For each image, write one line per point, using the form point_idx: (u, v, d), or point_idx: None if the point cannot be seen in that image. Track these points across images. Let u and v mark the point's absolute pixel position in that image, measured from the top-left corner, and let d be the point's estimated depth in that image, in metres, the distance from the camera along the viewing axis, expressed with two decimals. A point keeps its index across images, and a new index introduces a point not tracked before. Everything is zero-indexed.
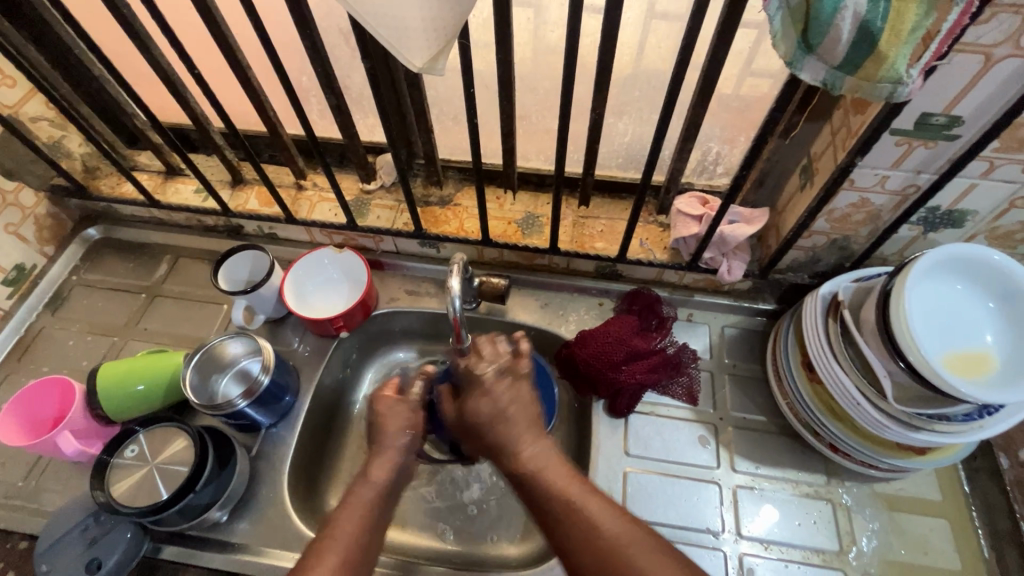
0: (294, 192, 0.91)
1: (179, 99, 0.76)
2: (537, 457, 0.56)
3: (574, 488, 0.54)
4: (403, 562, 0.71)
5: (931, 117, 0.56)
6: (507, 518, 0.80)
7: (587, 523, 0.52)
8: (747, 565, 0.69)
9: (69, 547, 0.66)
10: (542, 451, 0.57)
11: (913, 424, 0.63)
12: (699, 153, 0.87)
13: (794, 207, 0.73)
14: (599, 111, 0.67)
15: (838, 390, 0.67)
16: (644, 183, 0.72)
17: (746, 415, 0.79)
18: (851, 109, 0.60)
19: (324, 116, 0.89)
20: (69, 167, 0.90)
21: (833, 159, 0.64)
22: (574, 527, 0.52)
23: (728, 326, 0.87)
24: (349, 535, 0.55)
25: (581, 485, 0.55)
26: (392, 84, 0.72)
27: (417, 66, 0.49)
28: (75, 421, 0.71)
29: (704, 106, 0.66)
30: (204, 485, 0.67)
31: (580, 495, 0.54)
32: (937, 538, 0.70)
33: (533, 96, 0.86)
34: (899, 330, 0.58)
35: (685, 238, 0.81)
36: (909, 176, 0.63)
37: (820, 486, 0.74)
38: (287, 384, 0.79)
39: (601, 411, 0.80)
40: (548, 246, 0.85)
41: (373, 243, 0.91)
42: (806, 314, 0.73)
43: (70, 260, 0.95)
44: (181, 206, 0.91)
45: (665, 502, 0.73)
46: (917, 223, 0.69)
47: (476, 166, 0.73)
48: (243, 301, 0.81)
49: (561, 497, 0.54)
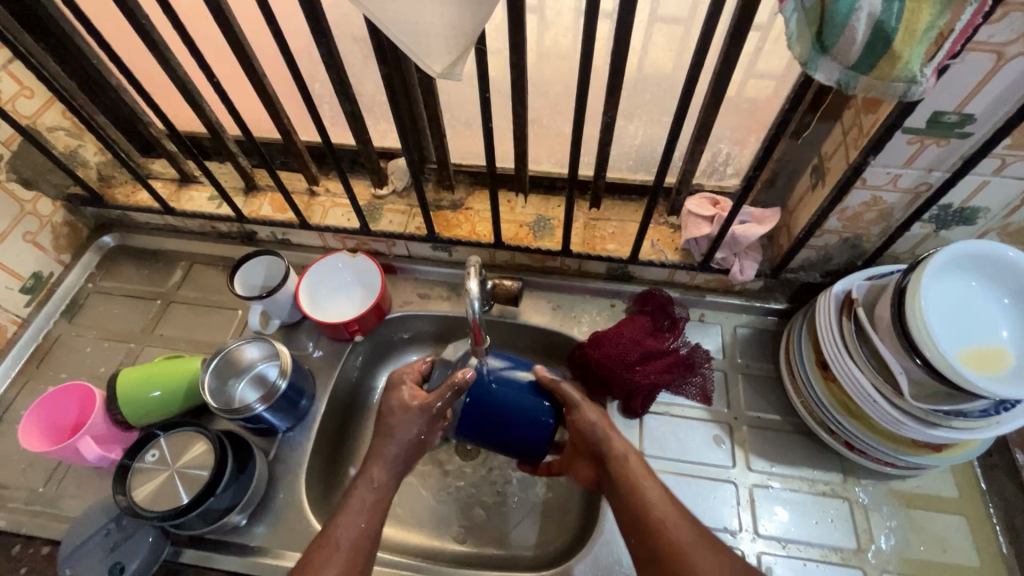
0: (307, 198, 0.92)
1: (196, 108, 0.77)
2: (627, 460, 0.63)
3: (652, 490, 0.60)
4: (421, 564, 0.71)
5: (944, 115, 0.56)
6: (523, 519, 0.80)
7: (659, 527, 0.57)
8: (765, 564, 0.69)
9: (91, 551, 0.66)
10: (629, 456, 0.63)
11: (930, 421, 0.63)
12: (709, 155, 0.87)
13: (806, 206, 0.74)
14: (611, 114, 0.68)
15: (853, 388, 0.67)
16: (656, 185, 0.72)
17: (761, 414, 0.79)
18: (862, 108, 0.61)
19: (336, 122, 0.90)
20: (85, 176, 0.91)
21: (845, 158, 0.65)
22: (646, 528, 0.58)
23: (740, 325, 0.87)
24: (350, 538, 0.57)
25: (659, 491, 0.60)
26: (406, 89, 0.73)
27: (435, 71, 0.50)
28: (96, 426, 0.72)
29: (715, 107, 0.67)
30: (224, 488, 0.67)
31: (654, 496, 0.60)
32: (955, 535, 0.70)
33: (546, 97, 0.87)
34: (916, 327, 0.59)
35: (697, 239, 0.81)
36: (921, 174, 0.63)
37: (836, 484, 0.74)
38: (304, 388, 0.80)
39: (616, 411, 0.81)
40: (560, 248, 0.85)
41: (385, 247, 0.92)
42: (819, 313, 0.73)
43: (86, 268, 0.96)
44: (196, 213, 0.92)
45: (682, 502, 0.73)
46: (929, 221, 0.69)
47: (490, 170, 0.74)
48: (259, 307, 0.83)
49: (639, 498, 0.60)
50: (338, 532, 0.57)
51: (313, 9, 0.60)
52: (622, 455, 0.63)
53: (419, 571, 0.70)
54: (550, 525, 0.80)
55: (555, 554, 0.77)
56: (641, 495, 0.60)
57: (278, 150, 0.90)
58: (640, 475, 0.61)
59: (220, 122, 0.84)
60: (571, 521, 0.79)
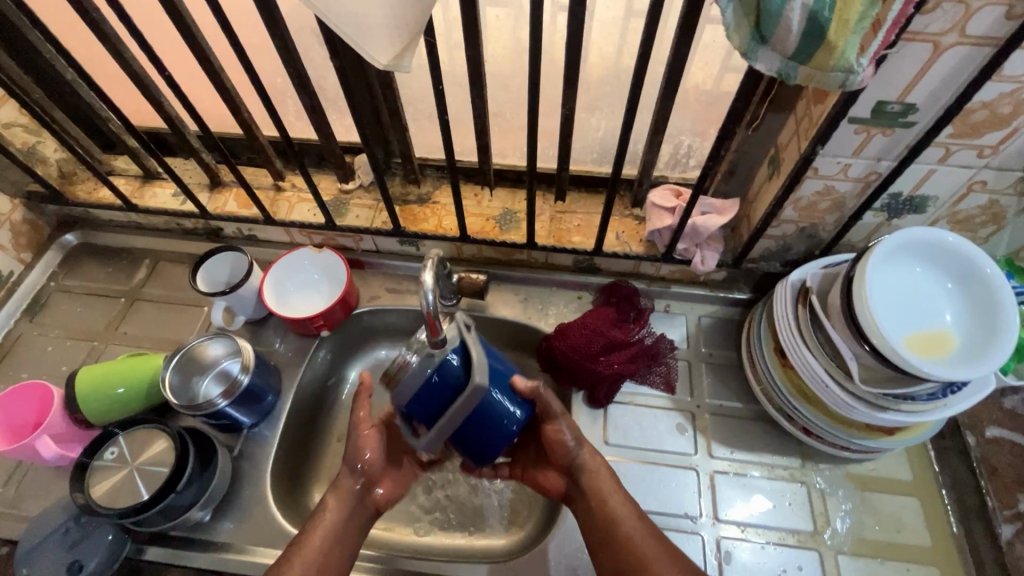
0: (273, 194, 0.91)
1: (154, 103, 0.76)
2: (598, 476, 0.66)
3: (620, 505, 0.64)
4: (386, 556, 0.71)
5: (887, 105, 0.57)
6: (491, 511, 0.81)
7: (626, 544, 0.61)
8: (725, 548, 0.70)
9: (51, 549, 0.66)
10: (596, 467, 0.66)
11: (880, 404, 0.65)
12: (671, 147, 0.89)
13: (763, 196, 0.75)
14: (569, 106, 0.68)
15: (807, 374, 0.69)
16: (615, 176, 0.73)
17: (724, 402, 0.81)
18: (812, 99, 0.62)
19: (301, 117, 0.90)
20: (44, 173, 0.89)
21: (797, 148, 0.66)
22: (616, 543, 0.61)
23: (705, 315, 0.88)
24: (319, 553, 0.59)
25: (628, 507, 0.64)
26: (366, 83, 0.73)
27: (383, 63, 0.50)
28: (53, 425, 0.71)
29: (671, 99, 0.67)
30: (185, 486, 0.67)
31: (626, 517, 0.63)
32: (909, 516, 0.72)
33: (507, 92, 0.87)
34: (862, 313, 0.60)
35: (660, 230, 0.82)
36: (870, 163, 0.64)
37: (795, 468, 0.75)
38: (269, 384, 0.79)
39: (581, 401, 0.81)
40: (525, 240, 0.86)
41: (352, 242, 0.92)
42: (776, 301, 0.74)
43: (48, 267, 0.95)
44: (159, 209, 0.91)
45: (645, 490, 0.74)
46: (881, 209, 0.71)
47: (451, 164, 0.74)
48: (222, 302, 0.82)
49: (609, 513, 0.63)
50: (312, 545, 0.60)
51: (264, 1, 0.60)
52: (592, 467, 0.66)
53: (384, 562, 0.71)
54: (517, 514, 0.80)
55: (522, 542, 0.78)
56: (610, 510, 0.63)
57: (243, 146, 0.90)
58: (610, 492, 0.65)
59: (181, 117, 0.83)
60: (538, 510, 0.80)
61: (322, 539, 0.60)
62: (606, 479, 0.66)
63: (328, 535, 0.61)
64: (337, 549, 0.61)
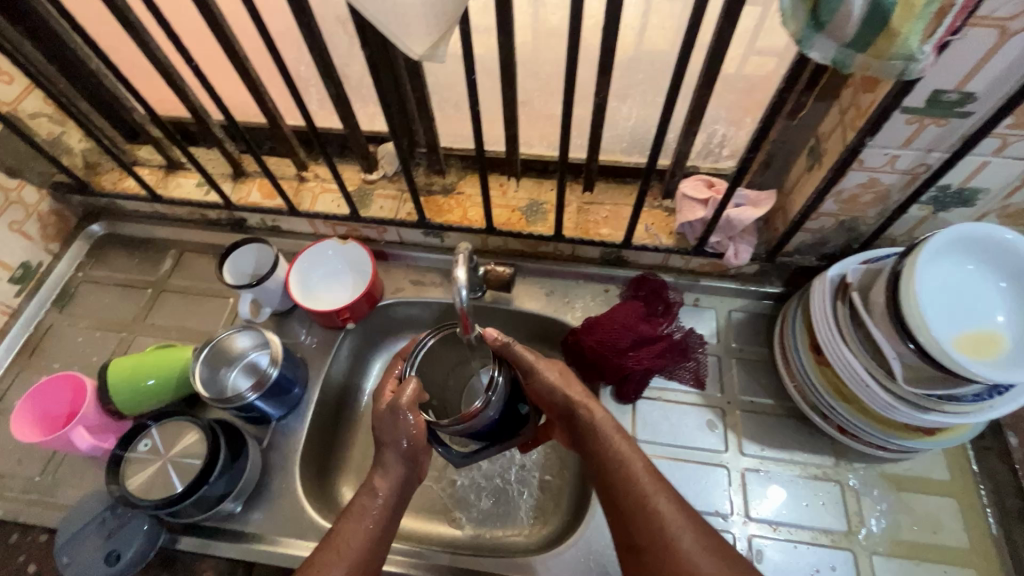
0: (296, 184, 0.91)
1: (178, 92, 0.75)
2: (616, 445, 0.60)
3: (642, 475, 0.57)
4: (415, 549, 0.72)
5: (943, 94, 0.55)
6: (518, 505, 0.81)
7: (649, 514, 0.55)
8: (756, 547, 0.69)
9: (89, 539, 0.67)
10: (613, 436, 0.61)
11: (923, 405, 0.63)
12: (704, 136, 0.84)
13: (801, 188, 0.73)
14: (603, 95, 0.66)
15: (847, 372, 0.67)
16: (649, 167, 0.71)
17: (754, 398, 0.79)
18: (860, 87, 0.59)
19: (324, 106, 0.88)
20: (70, 164, 0.89)
21: (842, 139, 0.63)
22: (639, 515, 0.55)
23: (735, 309, 0.87)
24: (360, 546, 0.57)
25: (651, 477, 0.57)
26: (393, 71, 0.71)
27: (418, 54, 0.49)
28: (88, 416, 0.72)
29: (709, 88, 0.65)
30: (218, 477, 0.68)
31: (648, 486, 0.57)
32: (945, 516, 0.70)
33: (536, 79, 0.83)
34: (909, 311, 0.58)
35: (692, 222, 0.80)
36: (920, 155, 0.62)
37: (828, 467, 0.74)
38: (296, 377, 0.79)
39: (608, 396, 0.81)
40: (552, 233, 0.84)
41: (377, 234, 0.91)
42: (814, 297, 0.72)
43: (76, 257, 0.95)
44: (184, 200, 0.90)
45: (674, 486, 0.74)
46: (927, 202, 0.68)
47: (479, 153, 0.72)
48: (249, 295, 0.81)
49: (630, 483, 0.57)
50: (349, 538, 0.57)
51: None
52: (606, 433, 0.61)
53: (413, 556, 0.71)
54: (544, 507, 0.81)
55: (550, 536, 0.78)
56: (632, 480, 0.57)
57: (265, 135, 0.88)
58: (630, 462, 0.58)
59: (204, 107, 0.82)
60: (565, 503, 0.80)
61: (361, 532, 0.58)
62: (619, 441, 0.60)
63: (366, 527, 0.58)
64: (380, 542, 0.58)
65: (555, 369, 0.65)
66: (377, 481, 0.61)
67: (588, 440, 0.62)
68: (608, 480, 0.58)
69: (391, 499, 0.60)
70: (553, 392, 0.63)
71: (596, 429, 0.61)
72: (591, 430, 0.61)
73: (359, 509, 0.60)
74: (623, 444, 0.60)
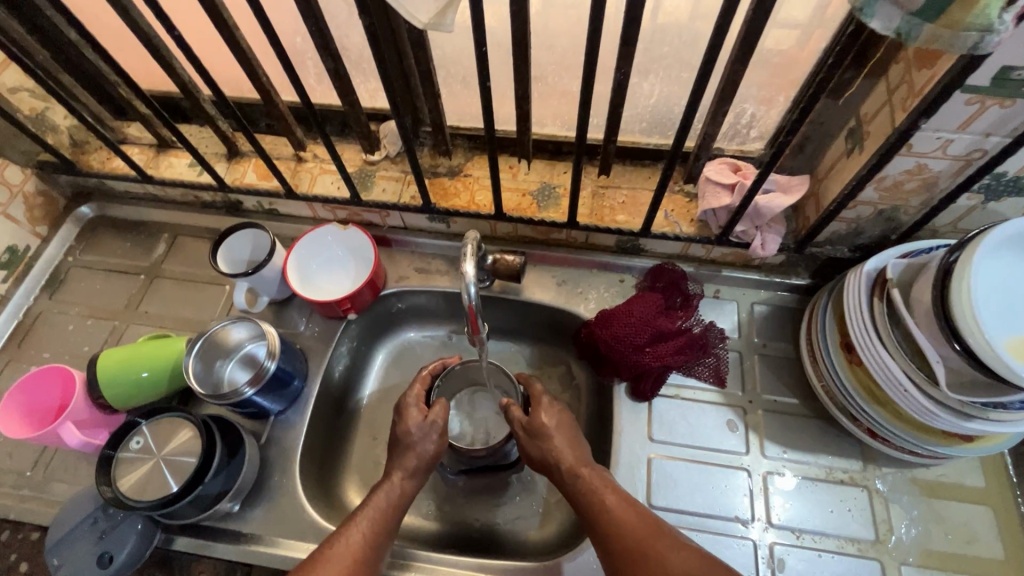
0: (293, 165, 0.85)
1: (164, 65, 0.70)
2: (608, 498, 0.59)
3: (636, 522, 0.56)
4: (404, 551, 0.68)
5: (1013, 71, 0.49)
6: (528, 504, 0.78)
7: (649, 558, 0.52)
8: (777, 555, 0.66)
9: (80, 540, 0.64)
10: (607, 493, 0.59)
11: (966, 413, 0.58)
12: (731, 116, 0.77)
13: (838, 174, 0.67)
14: (625, 71, 0.60)
15: (883, 376, 0.62)
16: (674, 150, 0.65)
17: (778, 398, 0.75)
18: (914, 62, 0.53)
19: (322, 81, 0.80)
20: (56, 142, 0.84)
21: (890, 121, 0.57)
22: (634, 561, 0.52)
23: (758, 302, 0.82)
24: (347, 557, 0.56)
25: (644, 524, 0.55)
26: (395, 42, 0.65)
27: (423, 23, 0.45)
28: (77, 411, 0.68)
29: (743, 62, 0.59)
30: (213, 476, 0.65)
31: (635, 526, 0.55)
32: (979, 525, 0.67)
33: (550, 53, 0.72)
34: (960, 313, 0.53)
35: (715, 209, 0.75)
36: (977, 139, 0.56)
37: (855, 471, 0.70)
38: (295, 369, 0.76)
39: (624, 394, 0.76)
40: (566, 219, 0.79)
41: (379, 218, 0.86)
42: (847, 292, 0.67)
43: (65, 241, 0.91)
44: (176, 180, 0.85)
45: (692, 490, 0.70)
46: (979, 191, 0.62)
47: (488, 135, 0.67)
48: (245, 284, 0.77)
49: (627, 530, 0.55)
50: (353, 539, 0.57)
51: None
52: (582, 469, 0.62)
53: (402, 558, 0.67)
54: (551, 507, 0.77)
55: (556, 539, 0.74)
56: (626, 528, 0.55)
57: (261, 112, 0.83)
58: (623, 511, 0.57)
59: (193, 82, 0.77)
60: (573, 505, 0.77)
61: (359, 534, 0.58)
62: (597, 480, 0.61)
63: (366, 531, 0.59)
64: (377, 546, 0.59)
65: (559, 430, 0.66)
66: (397, 481, 0.64)
67: (577, 498, 0.61)
68: (599, 532, 0.57)
69: (385, 501, 0.62)
70: (551, 455, 0.64)
71: (586, 487, 0.61)
72: (589, 486, 0.61)
73: (373, 504, 0.61)
74: (613, 497, 0.59)
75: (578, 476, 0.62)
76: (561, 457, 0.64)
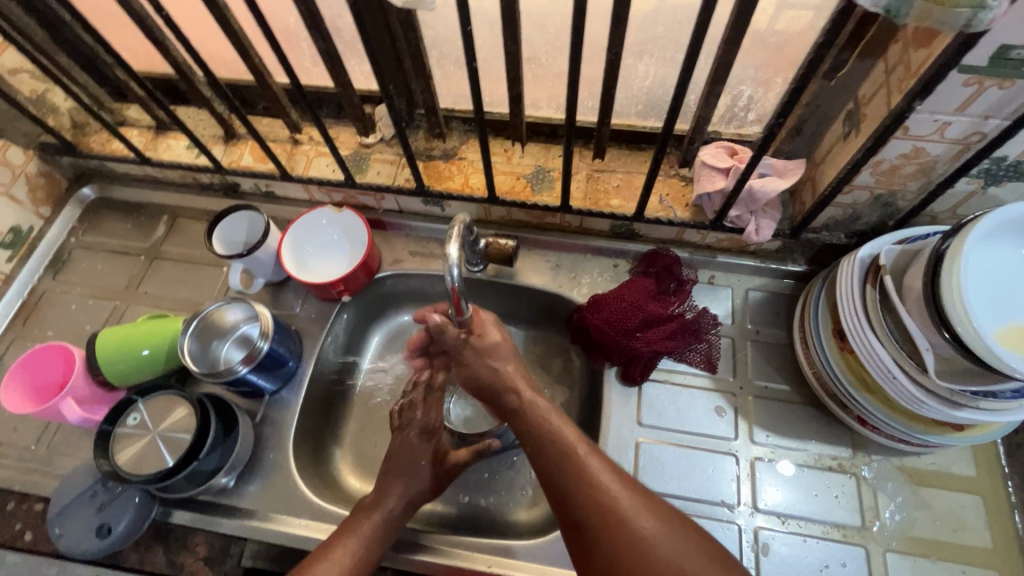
0: (289, 147, 0.86)
1: (158, 46, 0.70)
2: (574, 444, 0.58)
3: (617, 488, 0.55)
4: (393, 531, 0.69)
5: (1011, 51, 0.47)
6: (518, 486, 0.79)
7: (629, 533, 0.52)
8: (763, 540, 0.66)
9: (81, 512, 0.67)
10: (580, 447, 0.58)
11: (955, 401, 0.58)
12: (728, 98, 0.75)
13: (834, 157, 0.66)
14: (617, 50, 0.59)
15: (872, 363, 0.61)
16: (666, 132, 0.64)
17: (769, 384, 0.75)
18: (912, 42, 0.52)
19: (317, 63, 0.80)
20: (56, 123, 0.86)
21: (886, 102, 0.56)
22: (610, 529, 0.52)
23: (753, 288, 0.81)
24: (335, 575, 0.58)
25: (624, 490, 0.55)
26: (385, 22, 0.65)
27: None
28: (77, 388, 0.70)
29: (737, 41, 0.58)
30: (208, 452, 0.66)
31: (610, 483, 0.55)
32: (968, 515, 0.66)
33: (544, 32, 0.72)
34: (949, 299, 0.52)
35: (710, 194, 0.74)
36: (975, 122, 0.54)
37: (844, 458, 0.70)
38: (290, 350, 0.77)
39: (614, 378, 0.76)
40: (559, 203, 0.79)
41: (374, 201, 0.86)
42: (840, 278, 0.66)
43: (68, 222, 0.93)
44: (174, 163, 0.86)
45: (680, 474, 0.70)
46: (977, 176, 0.61)
47: (478, 116, 0.66)
48: (239, 265, 0.79)
49: (608, 500, 0.54)
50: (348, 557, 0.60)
51: None
52: (529, 403, 0.63)
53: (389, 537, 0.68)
54: (539, 490, 0.78)
55: (545, 518, 0.75)
56: (605, 493, 0.54)
57: (257, 93, 0.83)
58: (601, 472, 0.56)
59: (188, 64, 0.77)
60: None
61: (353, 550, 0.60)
62: (551, 416, 0.61)
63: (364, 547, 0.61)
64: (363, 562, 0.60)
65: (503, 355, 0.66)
66: (393, 506, 0.64)
67: (536, 446, 0.60)
68: (563, 484, 0.56)
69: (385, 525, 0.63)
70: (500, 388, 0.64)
71: (550, 437, 0.59)
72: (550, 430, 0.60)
73: (361, 530, 0.62)
74: (578, 442, 0.58)
75: (539, 419, 0.61)
76: (515, 391, 0.64)
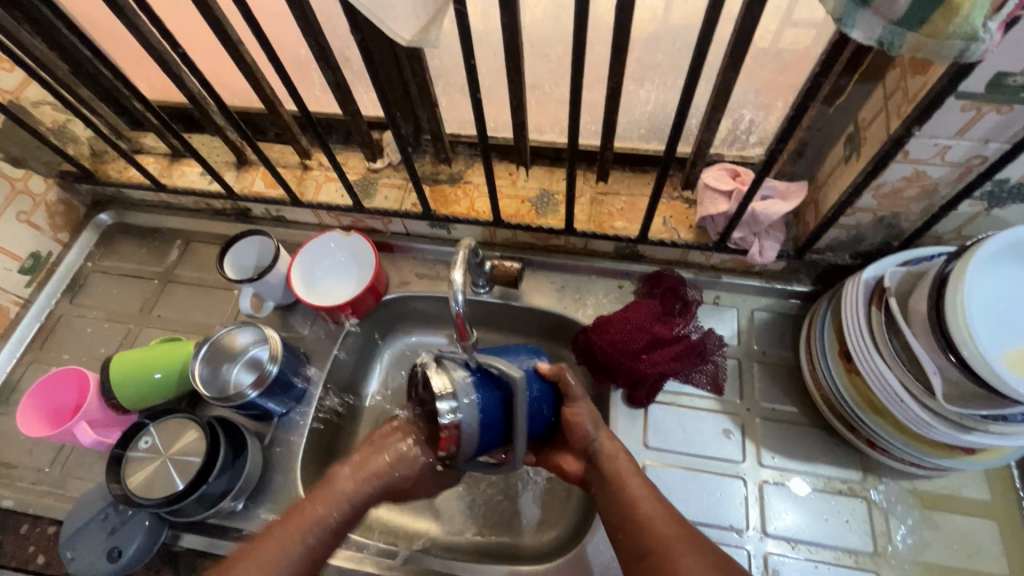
0: (299, 173, 0.88)
1: (175, 80, 0.73)
2: (628, 484, 0.60)
3: (671, 530, 0.55)
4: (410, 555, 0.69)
5: (1007, 77, 0.48)
6: (523, 511, 0.78)
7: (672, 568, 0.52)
8: (772, 565, 0.65)
9: (92, 534, 0.68)
10: (633, 483, 0.60)
11: (965, 425, 0.57)
12: (729, 122, 0.76)
13: (837, 180, 0.66)
14: (618, 79, 0.60)
15: (879, 385, 0.61)
16: (668, 154, 0.65)
17: (776, 406, 0.74)
18: (909, 69, 0.52)
19: (327, 91, 0.83)
20: (76, 152, 0.89)
21: (885, 127, 0.56)
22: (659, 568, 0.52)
23: (759, 309, 0.81)
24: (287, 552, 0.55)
25: (677, 530, 0.55)
26: (392, 53, 0.67)
27: (405, 39, 0.47)
28: (91, 411, 0.72)
29: (735, 69, 0.59)
30: (217, 475, 0.67)
31: (665, 526, 0.56)
32: (982, 539, 0.65)
33: (546, 61, 0.74)
34: (954, 323, 0.52)
35: (714, 216, 0.74)
36: (975, 145, 0.54)
37: (854, 482, 0.69)
38: (299, 372, 0.78)
39: (620, 400, 0.76)
40: (563, 226, 0.80)
41: (382, 225, 0.88)
42: (845, 301, 0.66)
43: (85, 247, 0.95)
44: (188, 189, 0.89)
45: (686, 498, 0.70)
46: (981, 198, 0.61)
47: (483, 142, 0.68)
48: (250, 289, 0.80)
49: (658, 539, 0.55)
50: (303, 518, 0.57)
51: None
52: (610, 453, 0.63)
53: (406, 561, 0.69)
54: (548, 514, 0.78)
55: (552, 546, 0.75)
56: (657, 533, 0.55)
57: (267, 120, 0.86)
58: (657, 513, 0.57)
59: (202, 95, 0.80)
60: (568, 513, 0.77)
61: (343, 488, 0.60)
62: (618, 457, 0.63)
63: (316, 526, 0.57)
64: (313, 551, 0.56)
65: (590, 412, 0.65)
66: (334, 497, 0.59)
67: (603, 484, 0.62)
68: (627, 525, 0.57)
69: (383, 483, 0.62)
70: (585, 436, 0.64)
71: (611, 478, 0.61)
72: (631, 495, 0.59)
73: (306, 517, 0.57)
74: (633, 482, 0.60)
75: (611, 466, 0.62)
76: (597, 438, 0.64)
